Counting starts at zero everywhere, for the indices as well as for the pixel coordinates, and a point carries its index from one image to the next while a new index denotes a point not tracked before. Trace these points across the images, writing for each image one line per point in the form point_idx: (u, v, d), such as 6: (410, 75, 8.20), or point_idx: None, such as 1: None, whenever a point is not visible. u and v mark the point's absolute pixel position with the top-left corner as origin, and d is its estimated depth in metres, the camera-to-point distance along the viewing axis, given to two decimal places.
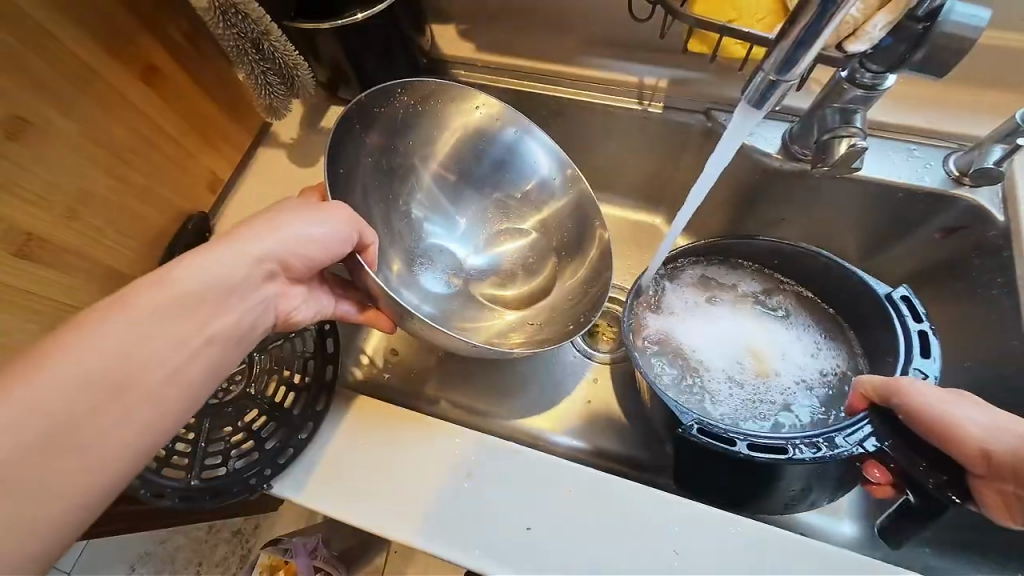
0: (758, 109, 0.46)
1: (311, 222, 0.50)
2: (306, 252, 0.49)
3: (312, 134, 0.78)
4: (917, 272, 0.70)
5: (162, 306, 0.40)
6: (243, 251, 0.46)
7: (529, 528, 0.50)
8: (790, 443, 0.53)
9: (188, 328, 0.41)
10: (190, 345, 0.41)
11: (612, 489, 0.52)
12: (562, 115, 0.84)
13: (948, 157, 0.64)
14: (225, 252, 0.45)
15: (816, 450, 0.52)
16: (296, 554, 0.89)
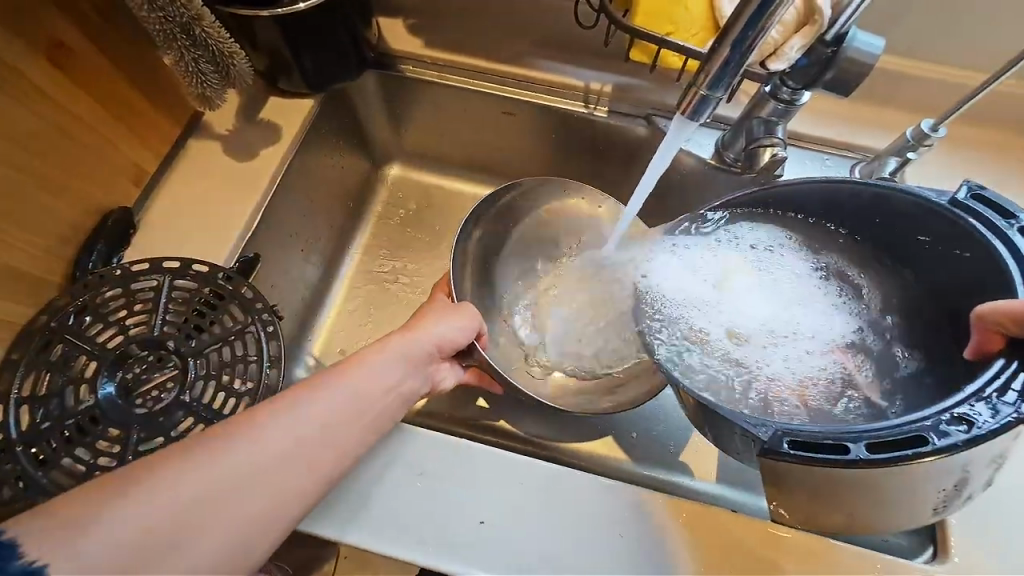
0: (692, 122, 0.48)
1: (467, 321, 0.62)
2: (450, 341, 0.59)
3: (250, 126, 0.74)
4: None
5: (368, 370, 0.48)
6: (418, 336, 0.55)
7: (482, 522, 0.52)
8: (920, 428, 0.40)
9: (379, 388, 0.48)
10: (382, 398, 0.48)
11: (572, 481, 0.54)
12: (513, 114, 0.85)
13: (855, 166, 0.71)
14: (406, 338, 0.54)
15: (966, 428, 0.39)
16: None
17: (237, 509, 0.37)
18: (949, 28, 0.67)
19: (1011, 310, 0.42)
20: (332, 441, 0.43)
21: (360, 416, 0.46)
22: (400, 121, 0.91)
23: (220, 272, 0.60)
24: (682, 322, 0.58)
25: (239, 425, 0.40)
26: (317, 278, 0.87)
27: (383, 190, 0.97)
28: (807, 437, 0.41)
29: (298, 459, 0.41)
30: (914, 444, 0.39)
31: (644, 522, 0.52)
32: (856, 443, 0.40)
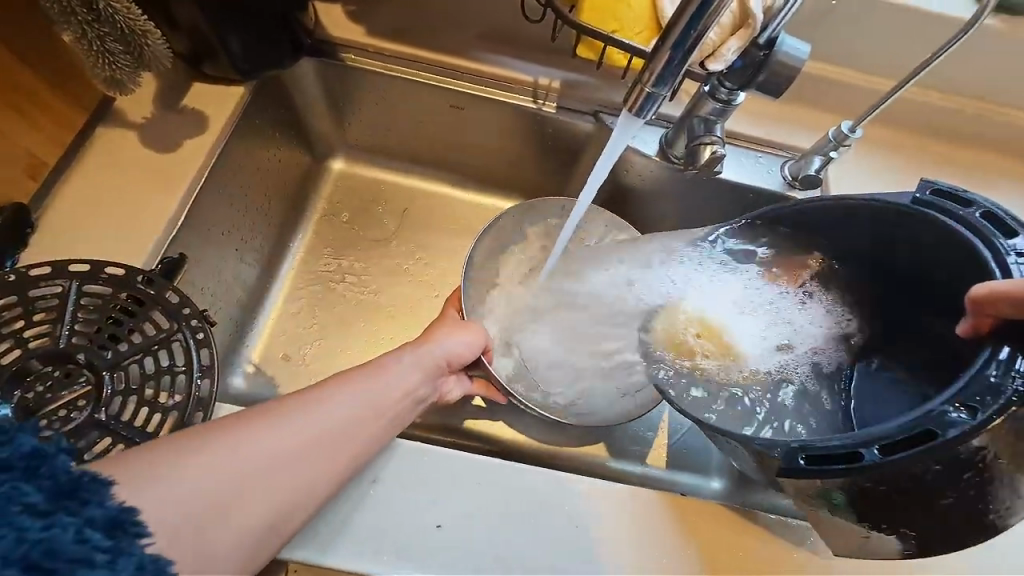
0: (639, 119, 0.49)
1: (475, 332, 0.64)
2: (458, 357, 0.61)
3: (172, 115, 0.68)
4: None
5: (382, 383, 0.52)
6: (429, 349, 0.58)
7: (440, 525, 0.50)
8: (927, 419, 0.38)
9: (394, 396, 0.52)
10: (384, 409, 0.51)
11: (533, 479, 0.53)
12: (461, 108, 0.83)
13: (784, 164, 0.76)
14: (417, 351, 0.57)
15: (968, 412, 0.37)
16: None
17: (256, 502, 0.42)
18: (861, 36, 0.73)
19: (1002, 288, 0.40)
20: (347, 435, 0.48)
21: (374, 420, 0.50)
22: (342, 112, 0.87)
23: (139, 274, 0.54)
24: (683, 355, 0.60)
25: (263, 423, 0.44)
26: (254, 280, 0.81)
27: (326, 185, 0.92)
28: (821, 447, 0.40)
29: (317, 448, 0.46)
30: (922, 437, 0.38)
31: (601, 513, 0.52)
32: (866, 441, 0.39)
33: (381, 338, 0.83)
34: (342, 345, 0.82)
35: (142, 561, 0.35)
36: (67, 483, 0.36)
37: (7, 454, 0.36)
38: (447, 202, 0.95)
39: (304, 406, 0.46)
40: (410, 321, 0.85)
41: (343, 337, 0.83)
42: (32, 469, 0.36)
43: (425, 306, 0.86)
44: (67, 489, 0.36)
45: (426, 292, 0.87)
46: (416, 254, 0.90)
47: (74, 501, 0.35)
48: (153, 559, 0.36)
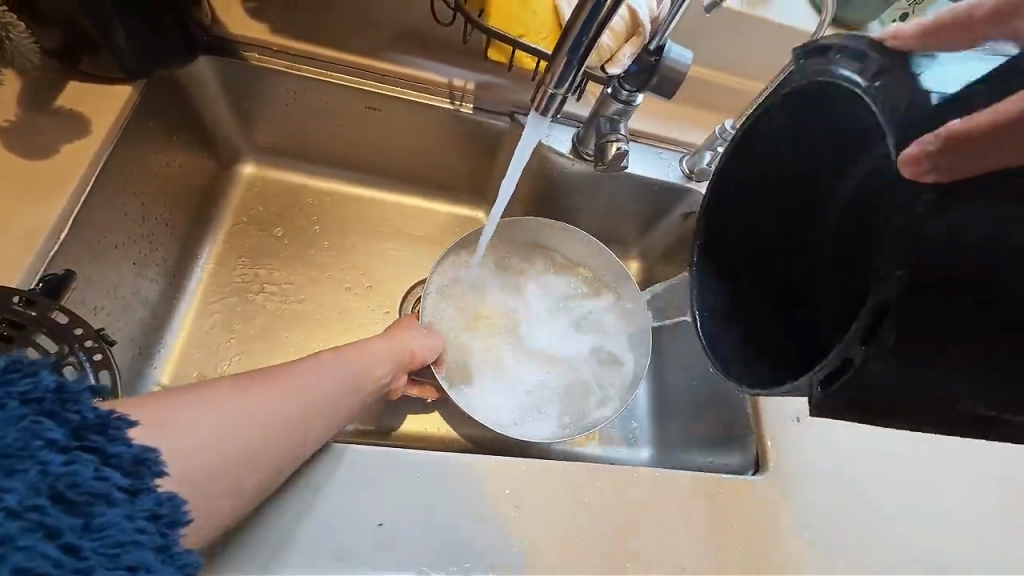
0: (545, 116, 0.52)
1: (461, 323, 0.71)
2: (426, 348, 0.70)
3: (42, 116, 0.60)
4: (673, 248, 0.92)
5: (318, 368, 0.56)
6: (394, 341, 0.66)
7: (381, 523, 0.50)
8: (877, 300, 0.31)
9: (335, 386, 0.56)
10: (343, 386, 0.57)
11: (471, 466, 0.55)
12: (377, 109, 0.83)
13: (682, 158, 0.85)
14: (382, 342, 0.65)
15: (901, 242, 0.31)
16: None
17: None
18: (732, 48, 0.84)
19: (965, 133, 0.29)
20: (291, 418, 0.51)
21: (325, 403, 0.54)
22: (249, 114, 0.83)
23: (14, 295, 0.47)
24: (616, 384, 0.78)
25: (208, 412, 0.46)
26: (158, 293, 0.75)
27: (237, 190, 0.88)
28: (850, 389, 0.32)
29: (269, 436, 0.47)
30: (875, 313, 0.31)
31: (537, 488, 0.56)
32: (859, 361, 0.32)
33: (307, 347, 0.81)
34: (266, 359, 0.78)
35: (159, 498, 0.41)
36: (93, 421, 0.39)
37: (31, 387, 0.38)
38: (369, 204, 0.94)
39: (243, 398, 0.49)
40: (339, 327, 0.83)
41: (268, 350, 0.79)
42: (61, 402, 0.38)
43: (354, 311, 0.85)
44: (94, 425, 0.39)
45: (354, 296, 0.86)
46: (341, 259, 0.88)
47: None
48: (168, 498, 0.41)
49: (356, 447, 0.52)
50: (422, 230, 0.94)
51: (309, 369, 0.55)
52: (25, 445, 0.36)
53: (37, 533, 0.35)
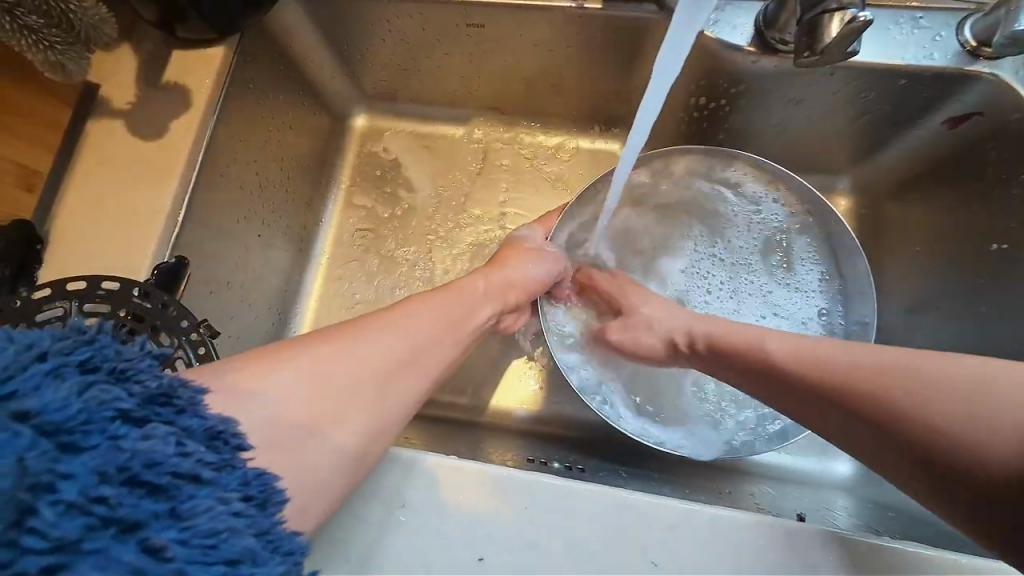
0: None
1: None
2: (541, 281, 0.61)
3: (155, 93, 0.59)
4: (926, 170, 0.61)
5: (408, 321, 0.45)
6: (507, 274, 0.57)
7: (481, 558, 0.42)
8: None
9: (403, 347, 0.43)
10: (424, 336, 0.45)
11: (591, 495, 0.43)
12: (482, 26, 0.67)
13: (959, 24, 0.53)
14: (491, 277, 0.56)
15: None
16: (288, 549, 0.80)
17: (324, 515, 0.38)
18: None
19: None
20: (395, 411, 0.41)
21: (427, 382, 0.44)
22: (351, 59, 0.74)
23: (135, 287, 0.48)
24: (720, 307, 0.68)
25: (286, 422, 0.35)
26: (289, 261, 0.76)
27: (352, 146, 0.83)
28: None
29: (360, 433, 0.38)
30: None
31: (682, 539, 0.42)
32: None
33: None
34: None
35: (248, 475, 0.32)
36: (160, 389, 0.31)
37: (88, 355, 0.31)
38: (487, 146, 0.82)
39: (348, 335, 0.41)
40: None
41: None
42: (119, 378, 0.31)
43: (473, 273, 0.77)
44: (161, 395, 0.32)
45: (472, 254, 0.78)
46: (459, 214, 0.80)
47: (167, 411, 0.31)
48: (258, 475, 0.33)
49: (450, 460, 0.44)
50: (547, 171, 0.81)
51: (376, 326, 0.43)
52: (88, 417, 0.29)
53: (109, 530, 0.27)
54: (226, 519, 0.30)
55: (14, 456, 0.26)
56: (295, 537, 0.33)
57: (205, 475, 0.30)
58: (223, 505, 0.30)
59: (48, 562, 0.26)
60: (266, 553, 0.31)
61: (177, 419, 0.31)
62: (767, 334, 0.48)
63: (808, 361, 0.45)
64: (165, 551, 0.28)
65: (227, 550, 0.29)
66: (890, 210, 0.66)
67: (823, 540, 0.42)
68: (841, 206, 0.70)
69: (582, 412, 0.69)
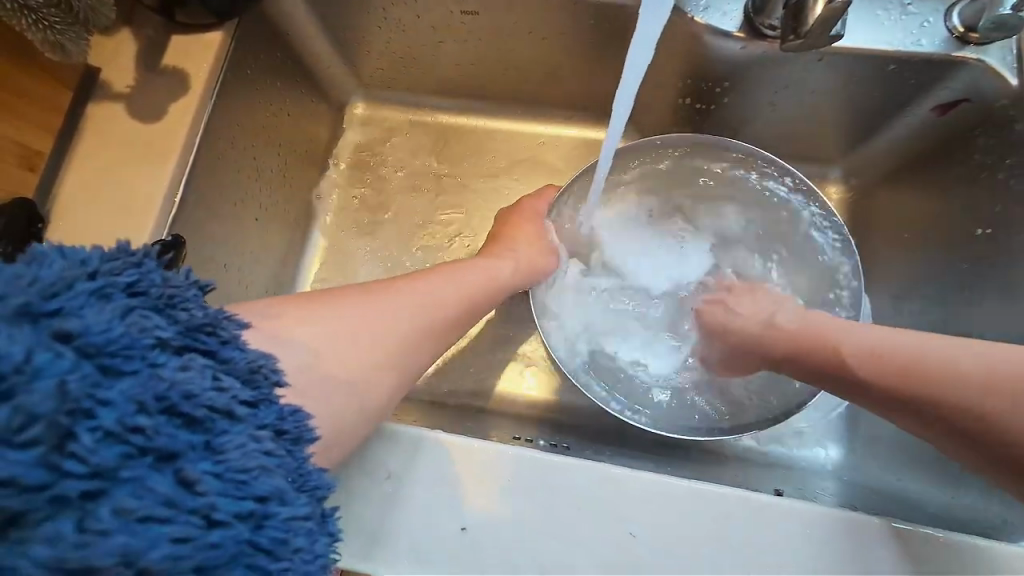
0: None
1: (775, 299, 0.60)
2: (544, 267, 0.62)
3: (154, 77, 0.61)
4: (913, 159, 0.62)
5: (412, 292, 0.46)
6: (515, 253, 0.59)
7: (464, 527, 0.43)
8: None
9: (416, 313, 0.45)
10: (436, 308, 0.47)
11: (572, 468, 0.44)
12: (476, 14, 0.68)
13: (948, 9, 0.54)
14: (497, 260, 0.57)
15: None
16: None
17: None
18: None
19: None
20: (396, 375, 0.43)
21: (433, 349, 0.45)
22: (348, 47, 0.75)
23: None
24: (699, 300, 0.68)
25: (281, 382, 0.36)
26: (286, 246, 0.77)
27: (351, 133, 0.84)
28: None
29: (366, 399, 0.40)
30: None
31: (662, 513, 0.43)
32: None
33: None
34: None
35: (282, 412, 0.34)
36: (204, 320, 0.33)
37: (136, 279, 0.32)
38: (483, 134, 0.83)
39: (353, 301, 0.42)
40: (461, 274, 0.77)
41: None
42: (166, 305, 0.32)
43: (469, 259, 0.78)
44: (205, 325, 0.33)
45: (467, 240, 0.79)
46: (455, 201, 0.81)
47: (211, 340, 0.33)
48: (292, 412, 0.34)
49: (434, 433, 0.45)
50: (542, 160, 0.82)
51: (392, 293, 0.45)
52: (132, 342, 0.29)
53: (145, 459, 0.28)
54: (257, 457, 0.31)
55: (56, 378, 0.26)
56: (321, 474, 0.35)
57: (239, 411, 0.32)
58: (254, 442, 0.32)
59: (88, 486, 0.26)
60: (294, 493, 0.32)
61: (218, 349, 0.33)
62: (842, 331, 0.51)
63: (895, 362, 0.47)
64: (198, 485, 0.29)
65: (257, 487, 0.31)
66: (881, 197, 0.67)
67: (800, 515, 0.42)
68: (831, 195, 0.70)
69: (572, 397, 0.70)
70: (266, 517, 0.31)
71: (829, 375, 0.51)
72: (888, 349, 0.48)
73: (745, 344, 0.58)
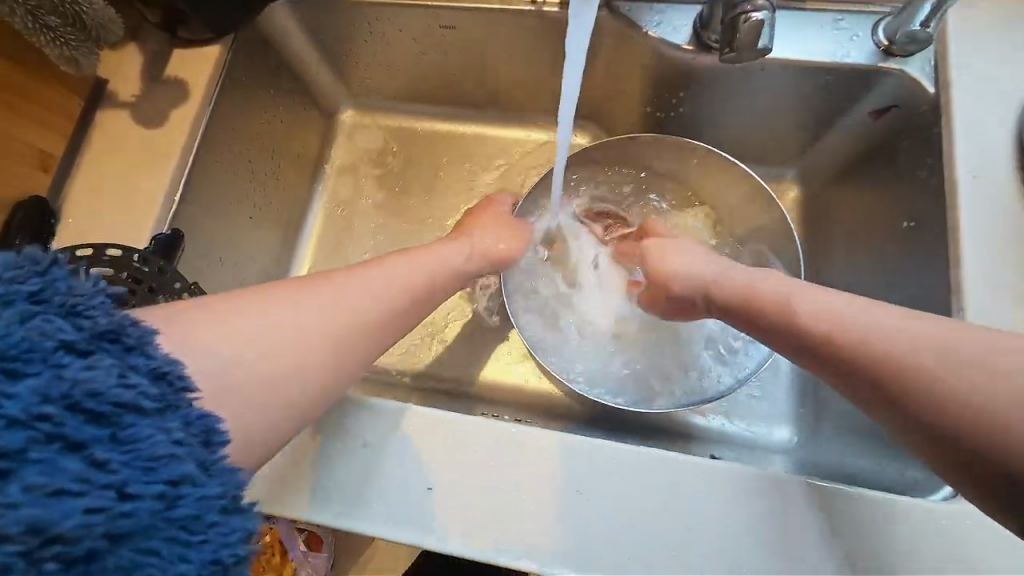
0: None
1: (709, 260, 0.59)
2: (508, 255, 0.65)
3: (157, 87, 0.66)
4: (854, 161, 0.67)
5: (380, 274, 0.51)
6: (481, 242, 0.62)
7: (430, 488, 0.48)
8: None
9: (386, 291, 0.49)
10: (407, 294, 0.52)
11: (527, 437, 0.49)
12: (454, 29, 0.74)
13: (874, 25, 0.59)
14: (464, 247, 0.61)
15: None
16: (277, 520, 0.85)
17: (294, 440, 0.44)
18: None
19: None
20: (367, 348, 0.47)
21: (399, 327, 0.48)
22: (338, 59, 0.82)
23: (135, 254, 0.55)
24: None
25: None
26: (278, 243, 0.83)
27: (341, 139, 0.90)
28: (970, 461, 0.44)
29: (341, 370, 0.44)
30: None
31: (607, 475, 0.48)
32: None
33: None
34: None
35: (191, 416, 0.34)
36: (109, 325, 0.33)
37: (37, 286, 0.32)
38: (464, 140, 0.88)
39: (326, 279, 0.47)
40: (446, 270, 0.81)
41: None
42: (65, 311, 0.32)
43: None
44: (110, 330, 0.33)
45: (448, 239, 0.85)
46: (437, 202, 0.86)
47: (116, 346, 0.33)
48: (201, 416, 0.35)
49: (406, 406, 0.50)
50: (521, 164, 0.87)
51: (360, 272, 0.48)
52: (33, 346, 0.30)
53: (53, 444, 0.29)
54: (168, 447, 0.32)
55: None
56: (235, 474, 0.35)
57: (149, 407, 0.33)
58: (163, 434, 0.32)
59: None
60: (207, 478, 0.33)
61: (127, 354, 0.33)
62: (792, 290, 0.48)
63: (840, 318, 0.44)
64: (109, 465, 0.30)
65: (169, 473, 0.32)
66: (829, 197, 0.72)
67: (731, 476, 0.47)
68: (785, 195, 0.76)
69: (545, 383, 0.75)
70: (179, 499, 0.32)
71: (798, 339, 0.47)
72: (887, 351, 0.41)
73: (727, 305, 0.54)
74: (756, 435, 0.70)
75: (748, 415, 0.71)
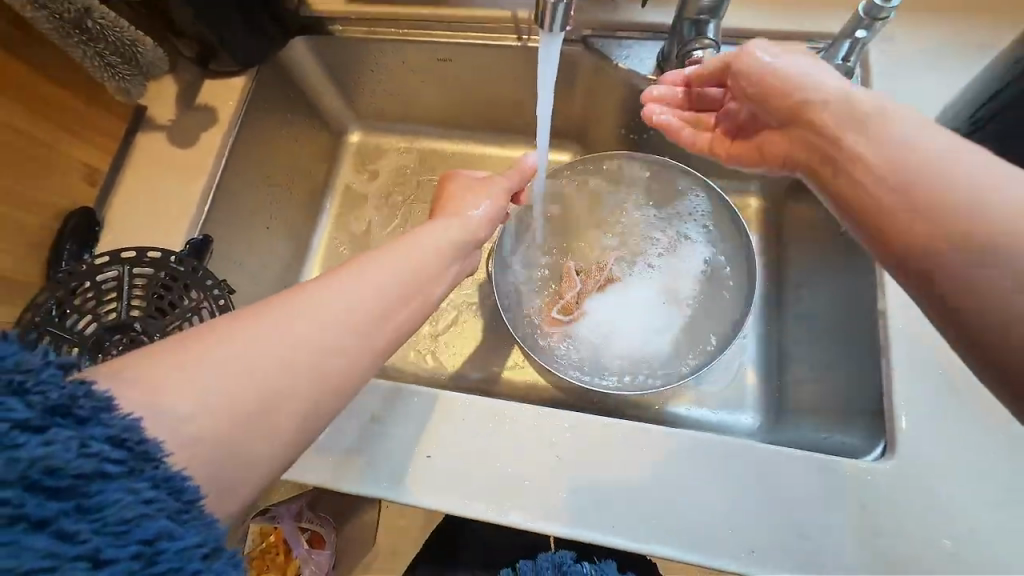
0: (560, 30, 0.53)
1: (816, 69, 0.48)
2: None
3: (190, 112, 0.76)
4: None
5: None
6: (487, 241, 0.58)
7: (428, 456, 0.55)
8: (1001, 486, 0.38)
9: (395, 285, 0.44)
10: None
11: (512, 412, 0.56)
12: (451, 61, 0.83)
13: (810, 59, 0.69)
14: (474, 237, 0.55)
15: None
16: (281, 520, 0.93)
17: None
18: None
19: None
20: None
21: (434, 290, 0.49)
22: (348, 87, 0.91)
23: (171, 255, 0.63)
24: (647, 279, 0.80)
25: None
26: (291, 251, 0.91)
27: (348, 158, 0.99)
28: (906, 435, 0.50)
29: None
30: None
31: (581, 443, 0.55)
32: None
33: None
34: None
35: (160, 476, 0.31)
36: (63, 393, 0.30)
37: None
38: (460, 158, 0.97)
39: None
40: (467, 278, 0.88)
41: None
42: (15, 386, 0.29)
43: None
44: (65, 399, 0.30)
45: None
46: None
47: (69, 418, 0.30)
48: (171, 475, 0.32)
49: (406, 385, 0.58)
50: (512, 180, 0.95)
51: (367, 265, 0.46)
52: None
53: (16, 526, 0.28)
54: (137, 508, 0.30)
55: None
56: (215, 525, 0.33)
57: (113, 470, 0.30)
58: (131, 496, 0.30)
59: None
60: (183, 528, 0.32)
61: (83, 420, 0.30)
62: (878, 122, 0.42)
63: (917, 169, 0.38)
64: (76, 536, 0.29)
65: (141, 534, 0.30)
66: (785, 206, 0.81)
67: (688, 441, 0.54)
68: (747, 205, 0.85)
69: (533, 376, 0.82)
70: (157, 557, 0.31)
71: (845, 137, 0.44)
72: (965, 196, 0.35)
73: (825, 125, 0.46)
74: (725, 420, 0.78)
75: (718, 402, 0.79)
